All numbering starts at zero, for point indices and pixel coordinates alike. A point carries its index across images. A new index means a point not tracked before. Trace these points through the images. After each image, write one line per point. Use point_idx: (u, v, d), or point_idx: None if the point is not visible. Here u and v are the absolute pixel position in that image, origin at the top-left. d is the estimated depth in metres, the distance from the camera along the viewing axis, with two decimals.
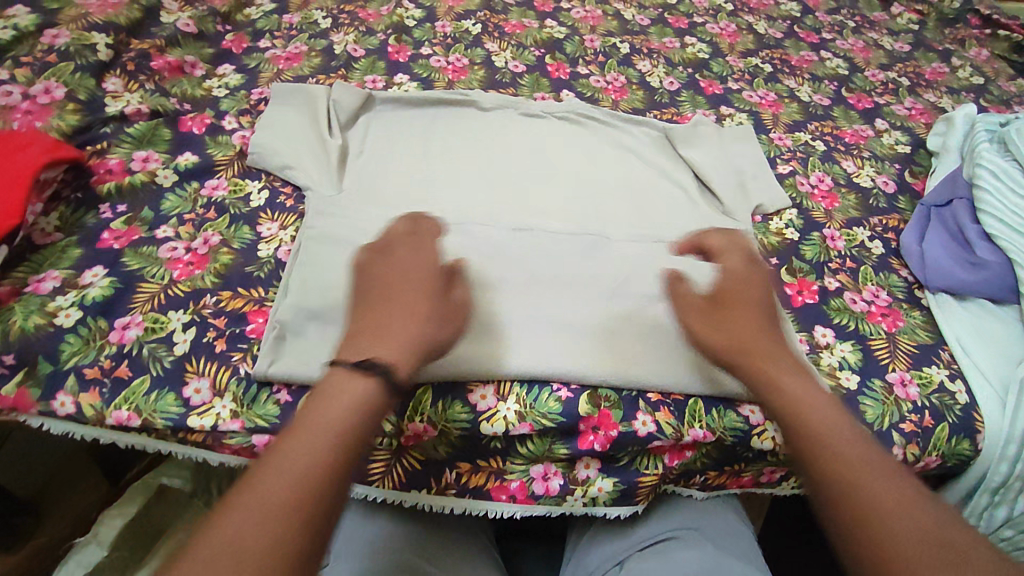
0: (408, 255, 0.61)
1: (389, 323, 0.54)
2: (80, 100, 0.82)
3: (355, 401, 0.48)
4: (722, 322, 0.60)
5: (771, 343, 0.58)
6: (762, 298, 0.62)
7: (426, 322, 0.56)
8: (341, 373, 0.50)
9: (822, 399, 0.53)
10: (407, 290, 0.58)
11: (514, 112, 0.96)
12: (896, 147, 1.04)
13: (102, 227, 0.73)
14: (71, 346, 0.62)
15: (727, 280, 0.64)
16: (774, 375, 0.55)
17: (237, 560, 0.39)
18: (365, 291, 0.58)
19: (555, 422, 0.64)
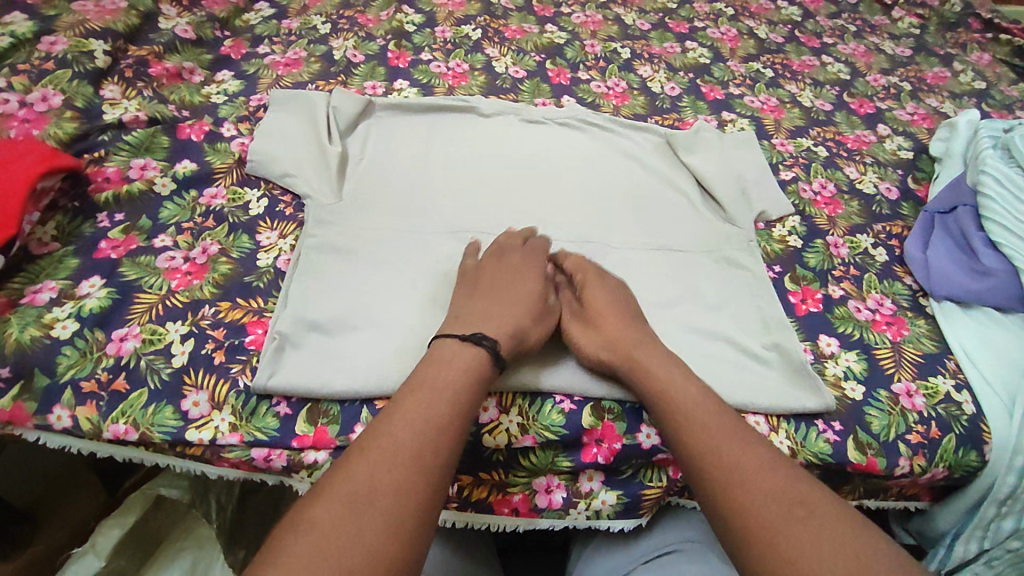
0: (513, 260, 0.71)
1: (489, 312, 0.63)
2: (78, 108, 0.81)
3: (464, 368, 0.57)
4: (583, 326, 0.66)
5: (638, 336, 0.64)
6: (616, 295, 0.69)
7: (524, 316, 0.64)
8: (451, 344, 0.58)
9: (692, 387, 0.59)
10: (510, 289, 0.67)
11: (515, 118, 0.95)
12: (899, 153, 1.03)
13: (100, 237, 0.72)
14: (68, 359, 0.61)
15: (593, 283, 0.70)
16: (642, 370, 0.61)
17: (371, 491, 0.46)
18: (474, 284, 0.68)
19: (558, 434, 0.64)
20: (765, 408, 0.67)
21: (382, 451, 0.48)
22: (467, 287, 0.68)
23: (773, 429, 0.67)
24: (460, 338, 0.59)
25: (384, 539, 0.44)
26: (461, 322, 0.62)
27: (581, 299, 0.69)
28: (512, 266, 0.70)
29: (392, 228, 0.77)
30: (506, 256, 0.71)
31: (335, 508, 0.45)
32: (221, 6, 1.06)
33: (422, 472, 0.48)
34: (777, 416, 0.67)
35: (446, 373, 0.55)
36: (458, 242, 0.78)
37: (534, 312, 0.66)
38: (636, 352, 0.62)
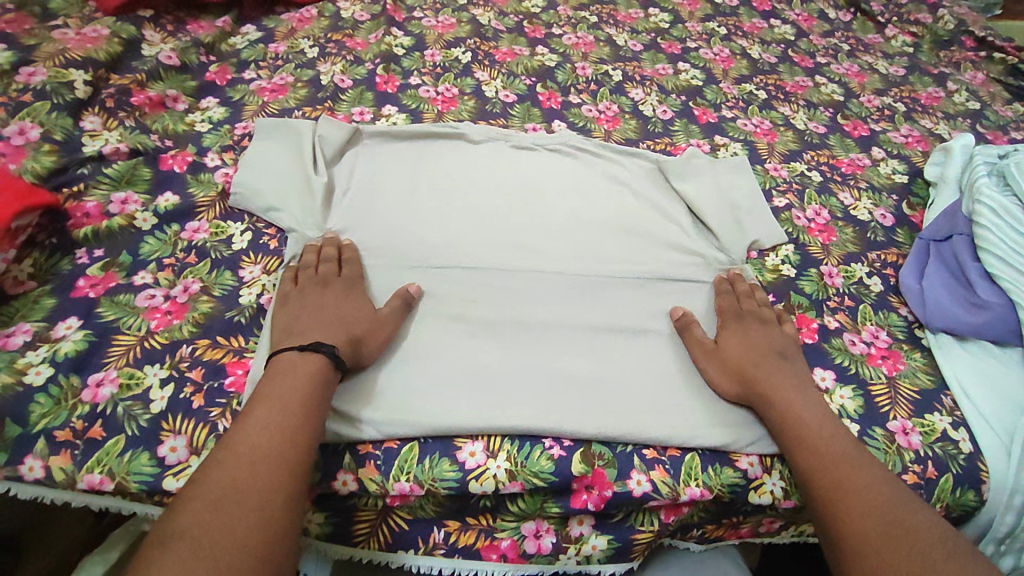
0: (335, 275, 0.71)
1: (313, 331, 0.64)
2: (56, 141, 0.80)
3: (302, 376, 0.59)
4: (716, 355, 0.70)
5: (776, 368, 0.68)
6: (767, 333, 0.72)
7: (365, 322, 0.67)
8: (291, 355, 0.61)
9: (816, 406, 0.65)
10: (349, 303, 0.69)
11: (505, 144, 0.94)
12: (894, 177, 1.02)
13: (78, 274, 0.71)
14: (42, 407, 0.60)
15: (735, 320, 0.74)
16: (768, 397, 0.65)
17: (237, 494, 0.50)
18: (301, 302, 0.68)
19: (547, 481, 0.62)
20: (760, 448, 0.66)
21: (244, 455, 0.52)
22: (296, 306, 0.68)
23: (767, 471, 0.66)
24: (300, 348, 0.61)
25: (259, 530, 0.49)
26: (297, 340, 0.63)
27: (722, 334, 0.72)
28: (345, 282, 0.71)
29: (379, 265, 0.76)
30: (332, 273, 0.71)
31: (196, 518, 0.48)
32: (207, 31, 1.05)
33: (286, 466, 0.53)
34: (771, 455, 0.66)
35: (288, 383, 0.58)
36: (447, 277, 0.76)
37: (375, 317, 0.68)
38: (769, 383, 0.66)
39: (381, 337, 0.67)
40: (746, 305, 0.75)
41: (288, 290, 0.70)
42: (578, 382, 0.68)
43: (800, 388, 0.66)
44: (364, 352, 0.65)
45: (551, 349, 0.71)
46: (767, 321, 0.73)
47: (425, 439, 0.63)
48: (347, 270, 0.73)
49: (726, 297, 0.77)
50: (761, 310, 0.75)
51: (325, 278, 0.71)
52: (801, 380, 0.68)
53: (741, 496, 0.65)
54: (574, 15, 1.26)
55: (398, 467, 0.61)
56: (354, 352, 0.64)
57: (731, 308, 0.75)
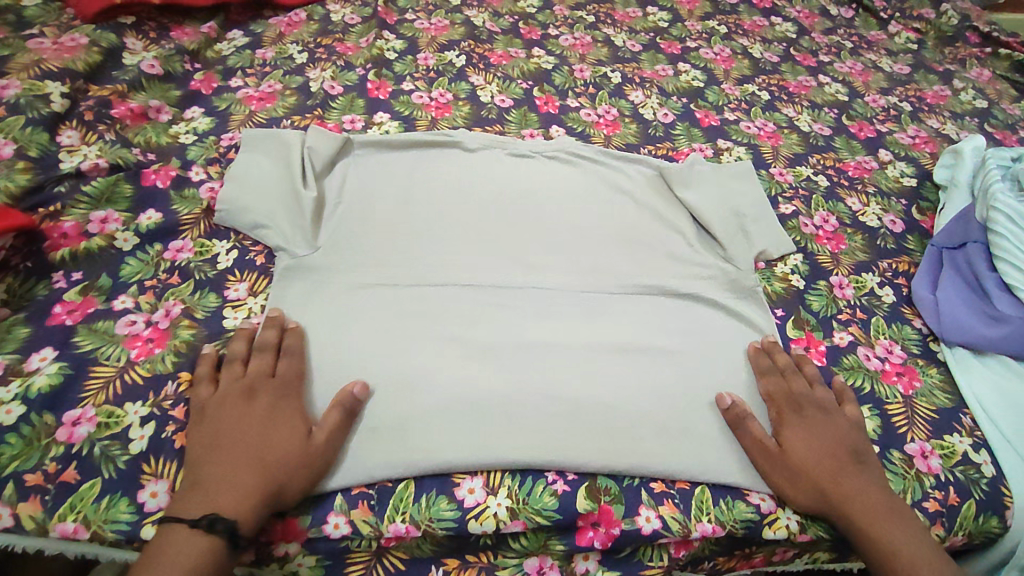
0: (267, 381, 0.62)
1: (223, 474, 0.54)
2: (31, 157, 0.76)
3: (177, 573, 0.49)
4: (782, 461, 0.62)
5: (853, 480, 0.61)
6: (825, 427, 0.64)
7: (288, 458, 0.56)
8: (181, 533, 0.51)
9: (910, 532, 0.58)
10: (272, 425, 0.58)
11: (501, 152, 0.90)
12: (902, 180, 0.99)
13: (54, 300, 0.67)
14: (12, 449, 0.56)
15: (793, 407, 0.66)
16: (854, 519, 0.59)
17: None
18: (215, 422, 0.58)
19: (551, 519, 0.59)
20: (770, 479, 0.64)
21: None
22: (210, 426, 0.58)
23: (780, 505, 0.63)
24: (191, 522, 0.51)
25: None
26: (198, 492, 0.53)
27: (782, 430, 0.65)
28: (276, 390, 0.61)
29: (371, 283, 0.73)
30: (264, 375, 0.62)
31: None
32: (191, 37, 1.01)
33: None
34: None
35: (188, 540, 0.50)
36: (443, 295, 0.73)
37: (301, 450, 0.57)
38: (849, 502, 0.60)
39: (305, 477, 0.57)
40: (796, 389, 0.68)
41: (206, 396, 0.60)
42: (578, 409, 0.66)
43: (893, 513, 0.60)
44: (283, 498, 0.55)
45: (552, 375, 0.68)
46: (827, 409, 0.66)
47: (422, 476, 0.60)
48: (280, 370, 0.63)
49: (772, 376, 0.69)
50: (814, 393, 0.67)
51: (252, 386, 0.61)
52: (881, 492, 0.61)
53: (754, 532, 0.62)
54: (571, 14, 1.23)
55: (393, 508, 0.59)
56: (266, 505, 0.54)
57: (784, 395, 0.67)
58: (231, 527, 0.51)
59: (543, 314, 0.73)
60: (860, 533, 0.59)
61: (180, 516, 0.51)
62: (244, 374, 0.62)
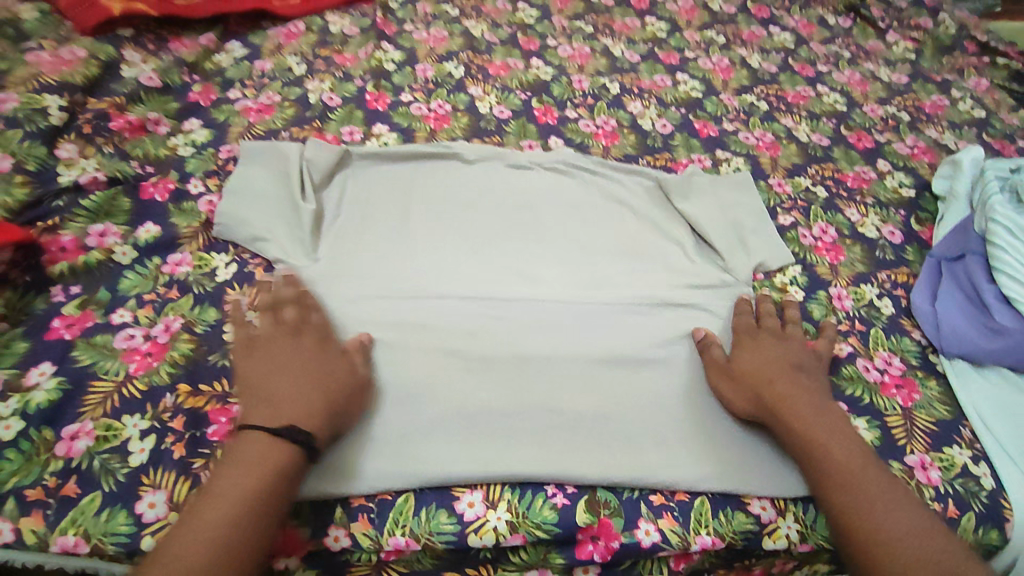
0: (312, 324, 0.65)
1: (286, 395, 0.57)
2: (29, 171, 0.76)
3: (265, 475, 0.52)
4: (735, 377, 0.67)
5: (796, 387, 0.64)
6: (785, 349, 0.69)
7: (343, 388, 0.61)
8: (258, 440, 0.54)
9: (838, 431, 0.61)
10: (325, 356, 0.62)
11: (500, 164, 0.90)
12: (901, 191, 0.99)
13: (53, 314, 0.67)
14: (11, 465, 0.56)
15: (751, 334, 0.71)
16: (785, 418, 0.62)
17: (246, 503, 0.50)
18: (268, 358, 0.60)
19: (551, 533, 0.59)
20: (771, 491, 0.63)
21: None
22: (262, 361, 0.60)
23: (781, 514, 0.63)
24: (271, 432, 0.54)
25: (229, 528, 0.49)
26: (265, 410, 0.56)
27: (740, 352, 0.69)
28: (318, 330, 0.64)
29: (372, 294, 0.72)
30: (306, 317, 0.65)
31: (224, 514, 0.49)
32: (190, 49, 1.01)
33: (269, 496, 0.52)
34: (785, 499, 0.63)
35: (273, 449, 0.53)
36: (443, 307, 0.73)
37: (353, 382, 0.62)
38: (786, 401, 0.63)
39: (354, 407, 0.61)
40: (766, 323, 0.72)
41: (250, 339, 0.62)
42: (577, 423, 0.65)
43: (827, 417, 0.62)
44: (339, 421, 0.59)
45: (552, 389, 0.68)
46: (786, 338, 0.70)
47: (421, 489, 0.60)
48: (320, 315, 0.66)
49: (744, 314, 0.74)
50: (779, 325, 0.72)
51: (298, 327, 0.64)
52: (819, 398, 0.64)
53: (754, 543, 0.62)
54: (569, 25, 1.23)
55: (393, 520, 0.58)
56: (329, 424, 0.58)
57: (748, 326, 0.72)
58: (309, 437, 0.55)
59: (542, 326, 0.73)
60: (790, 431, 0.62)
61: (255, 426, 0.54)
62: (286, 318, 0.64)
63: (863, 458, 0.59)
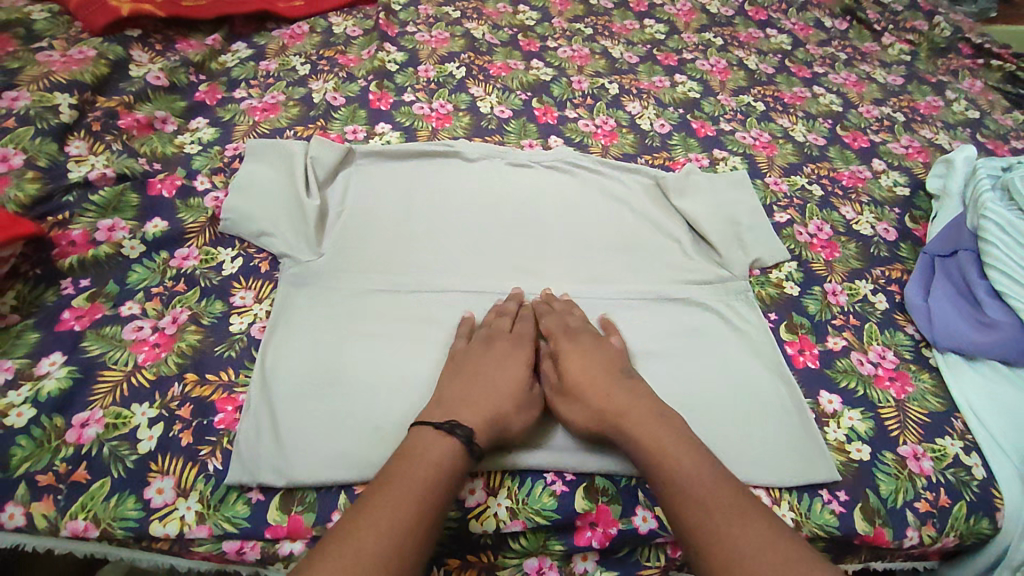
0: (504, 336, 0.68)
1: (466, 397, 0.60)
2: (40, 167, 0.78)
3: (438, 465, 0.53)
4: (564, 392, 0.64)
5: (624, 394, 0.61)
6: (602, 351, 0.66)
7: (516, 400, 0.62)
8: (427, 432, 0.55)
9: (672, 427, 0.58)
10: (507, 363, 0.65)
11: (500, 162, 0.92)
12: (895, 189, 1.01)
13: (63, 306, 0.69)
14: (23, 450, 0.58)
15: (567, 337, 0.68)
16: (625, 431, 0.59)
17: (421, 486, 0.51)
18: (461, 364, 0.65)
19: (550, 519, 0.61)
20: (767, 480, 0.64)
21: (360, 547, 0.45)
22: (456, 365, 0.65)
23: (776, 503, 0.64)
24: (436, 425, 0.56)
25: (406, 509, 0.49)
26: (440, 409, 0.59)
27: (562, 361, 0.66)
28: (508, 342, 0.68)
29: (372, 289, 0.74)
30: (504, 330, 0.69)
31: (393, 490, 0.50)
32: (196, 49, 1.03)
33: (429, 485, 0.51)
34: (780, 487, 0.65)
35: (440, 442, 0.55)
36: (443, 301, 0.74)
37: (526, 392, 0.63)
38: (622, 412, 0.60)
39: (525, 417, 0.62)
40: (571, 323, 0.70)
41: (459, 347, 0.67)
42: None
43: (666, 419, 0.59)
44: (506, 427, 0.60)
45: None
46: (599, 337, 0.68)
47: None
48: (516, 329, 0.69)
49: (551, 317, 0.71)
50: (589, 327, 0.70)
51: (490, 338, 0.68)
52: (653, 401, 0.61)
53: None
54: (569, 27, 1.25)
55: None
56: (494, 430, 0.59)
57: (560, 329, 0.69)
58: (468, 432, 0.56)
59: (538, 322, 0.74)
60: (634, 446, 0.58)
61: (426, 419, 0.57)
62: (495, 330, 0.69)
63: (705, 464, 0.54)
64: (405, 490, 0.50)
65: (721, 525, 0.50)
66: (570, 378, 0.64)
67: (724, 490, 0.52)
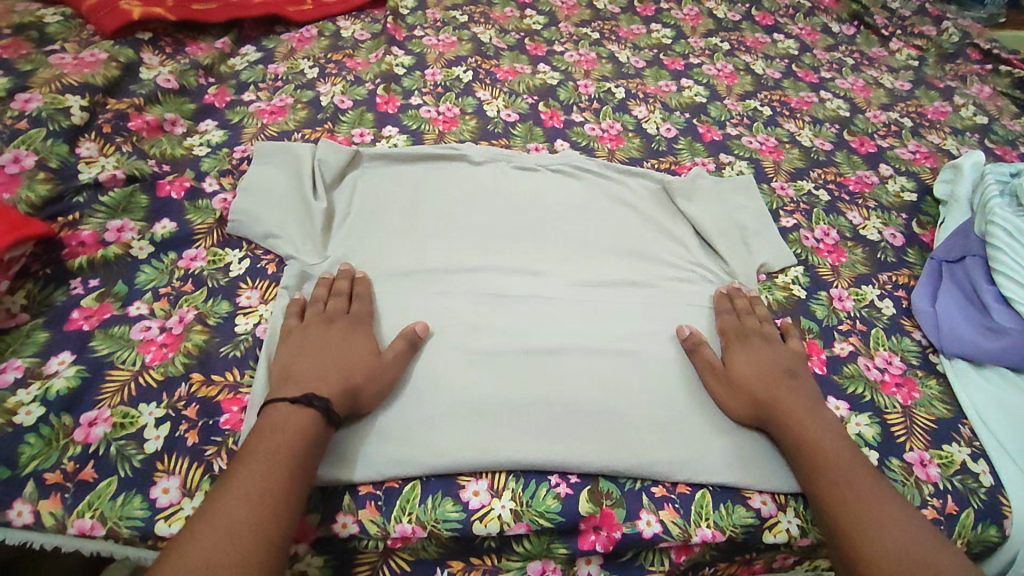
0: (343, 314, 0.69)
1: (311, 374, 0.62)
2: (51, 168, 0.79)
3: (290, 436, 0.56)
4: (727, 377, 0.69)
5: (790, 390, 0.67)
6: (773, 352, 0.71)
7: (364, 368, 0.64)
8: (282, 409, 0.58)
9: (833, 430, 0.64)
10: (350, 341, 0.66)
11: (506, 165, 0.92)
12: (903, 195, 1.01)
13: (72, 305, 0.69)
14: (32, 448, 0.58)
15: (739, 336, 0.73)
16: (784, 421, 0.64)
17: (273, 461, 0.54)
18: (301, 343, 0.66)
19: (554, 521, 0.60)
20: (772, 486, 0.64)
21: (215, 533, 0.48)
22: (295, 345, 0.66)
23: (781, 508, 0.64)
24: (291, 400, 0.58)
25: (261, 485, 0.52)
26: (289, 386, 0.60)
27: (731, 354, 0.71)
28: (350, 320, 0.69)
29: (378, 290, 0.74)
30: (341, 309, 0.69)
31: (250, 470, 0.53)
32: (205, 53, 1.04)
33: (287, 459, 0.54)
34: (786, 493, 0.64)
35: (289, 417, 0.57)
36: (448, 301, 0.74)
37: (376, 364, 0.65)
38: (783, 406, 0.65)
39: (379, 386, 0.64)
40: (747, 321, 0.74)
41: (291, 326, 0.68)
42: (576, 413, 0.67)
43: (821, 417, 0.65)
44: (358, 399, 0.62)
45: (552, 380, 0.69)
46: (771, 339, 0.72)
47: (428, 476, 0.62)
48: (355, 307, 0.70)
49: (728, 315, 0.76)
50: (765, 327, 0.74)
51: (330, 316, 0.69)
52: (817, 404, 0.66)
53: (755, 536, 0.63)
54: (576, 31, 1.25)
55: (400, 508, 0.60)
56: (348, 402, 0.61)
57: (734, 327, 0.74)
58: (325, 403, 0.58)
59: (541, 322, 0.74)
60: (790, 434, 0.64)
61: (278, 399, 0.58)
62: (323, 310, 0.70)
63: (858, 463, 0.61)
64: (257, 469, 0.53)
65: (874, 518, 0.56)
66: (735, 368, 0.69)
67: (883, 493, 0.58)
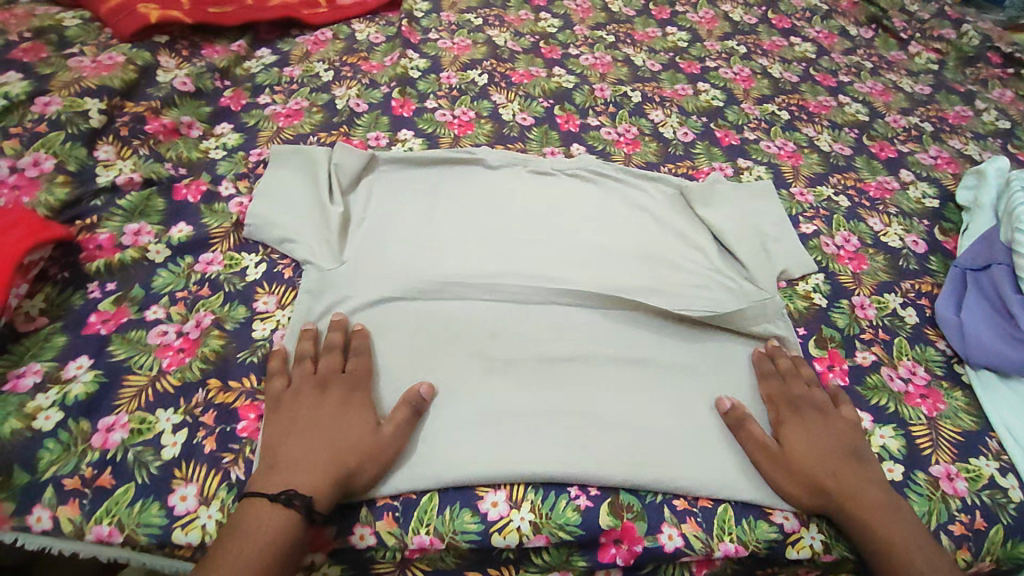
0: (338, 377, 0.64)
1: (297, 459, 0.57)
2: (69, 171, 0.79)
3: (271, 535, 0.52)
4: (783, 460, 0.63)
5: (853, 477, 0.62)
6: (828, 428, 0.65)
7: (358, 447, 0.59)
8: (262, 508, 0.54)
9: (907, 524, 0.59)
10: (345, 412, 0.61)
11: (523, 170, 0.92)
12: (924, 201, 0.99)
13: (90, 309, 0.69)
14: (51, 454, 0.58)
15: (789, 408, 0.67)
16: (855, 514, 0.59)
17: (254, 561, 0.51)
18: (291, 415, 0.61)
19: (574, 534, 0.60)
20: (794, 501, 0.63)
21: None
22: (285, 414, 0.61)
23: (804, 524, 0.63)
24: (273, 499, 0.54)
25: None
26: (275, 475, 0.56)
27: (783, 432, 0.65)
28: (345, 383, 0.64)
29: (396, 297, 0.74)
30: (335, 370, 0.65)
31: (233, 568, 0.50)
32: (221, 55, 1.04)
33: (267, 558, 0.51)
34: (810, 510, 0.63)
35: (270, 512, 0.54)
36: (465, 311, 0.74)
37: (373, 440, 0.60)
38: (856, 500, 0.60)
39: (377, 463, 0.59)
40: (795, 388, 0.69)
41: (279, 391, 0.63)
42: (594, 423, 0.66)
43: (891, 508, 0.60)
44: (353, 484, 0.58)
45: (570, 391, 0.68)
46: (824, 410, 0.67)
47: (445, 488, 0.61)
48: (350, 366, 0.66)
49: (773, 379, 0.70)
50: (814, 395, 0.68)
51: (324, 380, 0.64)
52: (883, 489, 0.62)
53: (778, 552, 0.62)
54: (591, 35, 1.25)
55: (418, 519, 0.59)
56: (340, 489, 0.57)
57: (782, 396, 0.68)
58: (310, 503, 0.54)
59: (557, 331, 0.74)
60: (865, 529, 0.59)
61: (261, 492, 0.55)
62: (314, 372, 0.65)
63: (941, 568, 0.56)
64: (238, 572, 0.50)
65: None
66: (790, 449, 0.63)
67: None
